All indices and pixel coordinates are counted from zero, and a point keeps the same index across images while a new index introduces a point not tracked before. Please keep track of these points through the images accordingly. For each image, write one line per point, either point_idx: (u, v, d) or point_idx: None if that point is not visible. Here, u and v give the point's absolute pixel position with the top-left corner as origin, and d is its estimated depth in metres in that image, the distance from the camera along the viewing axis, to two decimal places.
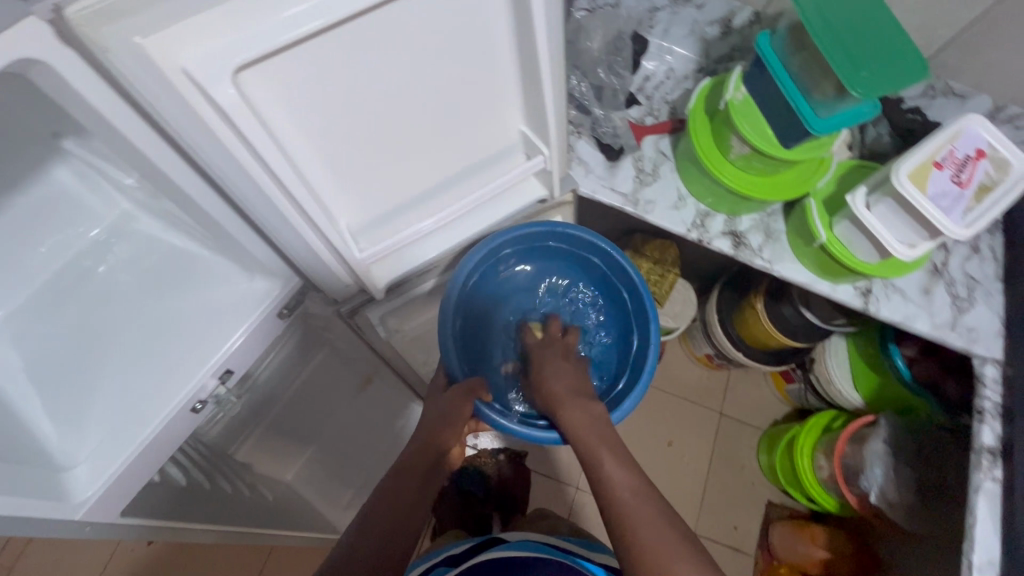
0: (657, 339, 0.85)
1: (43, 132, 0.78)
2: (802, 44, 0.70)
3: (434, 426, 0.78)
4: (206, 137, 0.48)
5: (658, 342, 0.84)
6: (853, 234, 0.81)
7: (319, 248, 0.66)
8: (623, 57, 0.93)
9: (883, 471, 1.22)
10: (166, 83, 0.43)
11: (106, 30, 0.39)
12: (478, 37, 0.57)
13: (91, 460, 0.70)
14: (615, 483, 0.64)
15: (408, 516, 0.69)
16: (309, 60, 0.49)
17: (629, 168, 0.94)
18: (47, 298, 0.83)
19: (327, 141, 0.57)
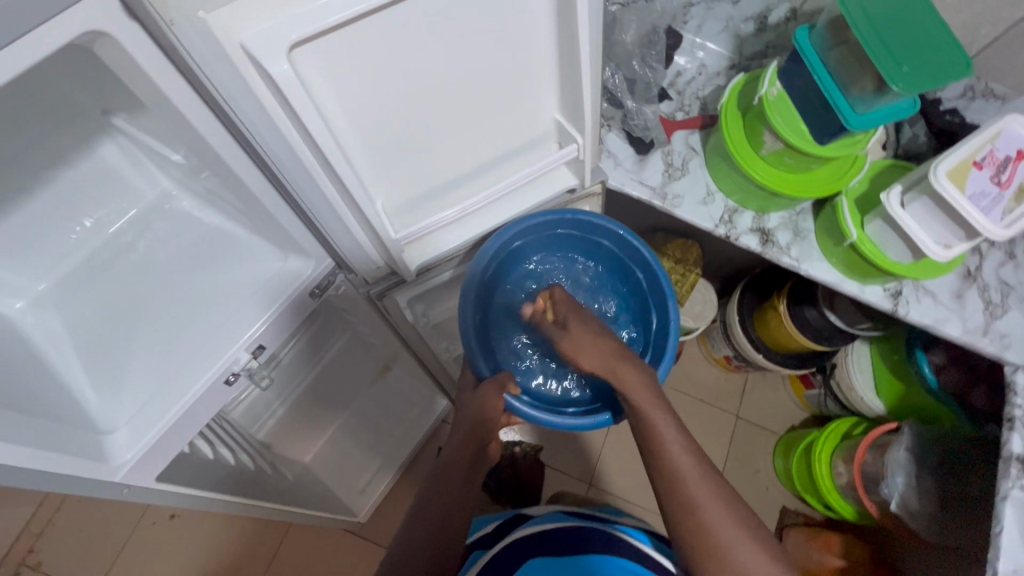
0: (674, 316, 0.81)
1: (95, 110, 0.80)
2: (842, 38, 0.69)
3: (474, 423, 0.79)
4: (256, 109, 0.50)
5: (676, 318, 0.81)
6: (885, 234, 0.80)
7: (354, 228, 0.67)
8: (657, 51, 0.93)
9: (905, 479, 1.21)
10: (222, 54, 0.45)
11: (173, 3, 0.41)
12: (520, 21, 0.58)
13: (126, 425, 0.72)
14: (676, 464, 0.64)
15: (450, 514, 0.72)
16: (360, 39, 0.51)
17: (658, 163, 0.94)
18: (89, 271, 0.86)
19: (368, 120, 0.59)
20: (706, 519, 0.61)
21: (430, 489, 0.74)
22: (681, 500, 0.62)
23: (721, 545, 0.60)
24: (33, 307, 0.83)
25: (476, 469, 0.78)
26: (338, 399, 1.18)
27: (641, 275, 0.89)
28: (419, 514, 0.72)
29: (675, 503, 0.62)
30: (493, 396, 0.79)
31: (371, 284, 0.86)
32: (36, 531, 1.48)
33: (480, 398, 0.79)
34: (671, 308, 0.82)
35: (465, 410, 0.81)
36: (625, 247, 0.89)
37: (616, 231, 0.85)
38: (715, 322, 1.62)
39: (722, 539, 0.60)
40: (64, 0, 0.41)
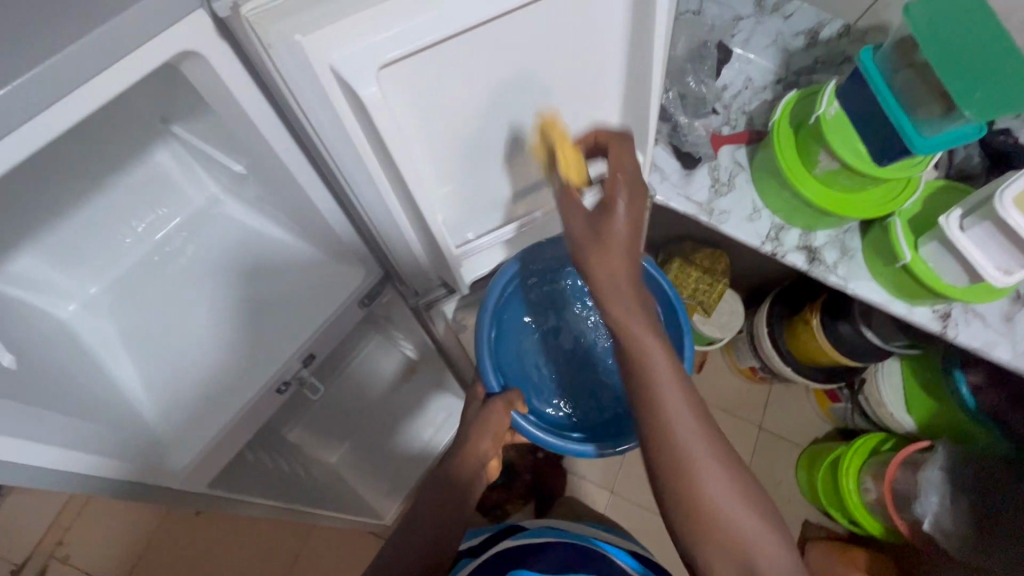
0: (687, 355, 0.79)
1: (153, 117, 0.81)
2: (909, 60, 0.69)
3: (472, 436, 0.79)
4: (334, 126, 0.51)
5: (689, 357, 0.79)
6: (941, 256, 0.79)
7: (414, 240, 0.69)
8: (708, 65, 0.92)
9: (939, 498, 1.19)
10: (312, 76, 0.45)
11: (274, 29, 0.42)
12: (592, 41, 0.58)
13: (186, 432, 0.75)
14: (675, 427, 0.55)
15: (444, 529, 0.71)
16: (440, 59, 0.51)
17: (704, 177, 0.94)
18: (138, 275, 0.87)
19: (439, 137, 0.59)
20: (705, 488, 0.54)
21: (425, 497, 0.74)
22: (681, 466, 0.55)
23: (724, 518, 0.54)
24: (85, 309, 0.85)
25: (473, 480, 0.77)
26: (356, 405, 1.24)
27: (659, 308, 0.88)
28: (414, 523, 0.71)
29: (672, 468, 0.55)
30: (499, 413, 0.82)
31: (420, 295, 0.87)
32: (58, 530, 1.47)
33: (483, 417, 0.81)
34: (685, 346, 0.80)
35: (467, 424, 0.82)
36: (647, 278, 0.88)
37: (637, 261, 0.85)
38: (742, 333, 1.59)
39: (722, 511, 0.54)
40: (161, 26, 0.42)
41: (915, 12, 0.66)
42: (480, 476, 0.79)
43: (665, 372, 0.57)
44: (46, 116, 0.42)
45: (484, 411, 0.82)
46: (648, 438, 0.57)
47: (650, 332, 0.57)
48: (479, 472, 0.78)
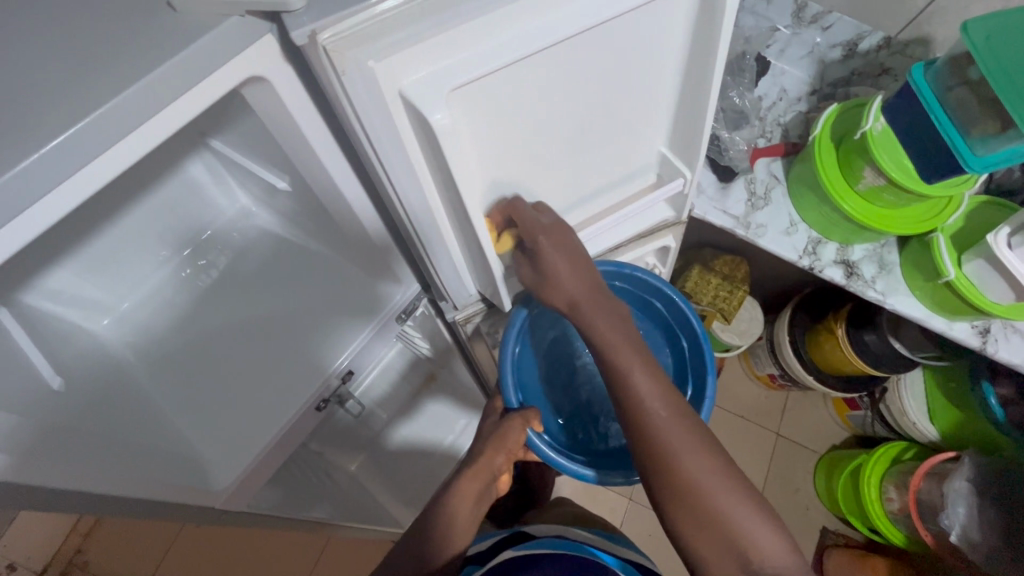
0: (711, 395, 0.78)
1: (192, 133, 0.81)
2: (964, 78, 0.68)
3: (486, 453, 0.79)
4: (396, 150, 0.50)
5: (712, 398, 0.77)
6: (984, 273, 0.79)
7: (460, 257, 0.68)
8: (748, 77, 0.92)
9: (966, 510, 1.15)
10: (381, 102, 0.44)
11: (350, 55, 0.41)
12: (650, 59, 0.58)
13: (223, 451, 0.73)
14: (680, 460, 0.56)
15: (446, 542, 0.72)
16: (504, 81, 0.50)
17: (741, 190, 0.93)
18: (174, 287, 0.89)
19: (494, 157, 0.58)
20: (751, 549, 0.53)
21: (435, 509, 0.75)
22: (717, 524, 0.54)
23: (773, 571, 0.52)
24: (118, 324, 0.85)
25: (480, 494, 0.77)
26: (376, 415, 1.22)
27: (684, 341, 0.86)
28: (418, 535, 0.72)
29: (713, 529, 0.54)
30: (516, 430, 0.80)
31: (457, 310, 0.85)
32: (74, 538, 1.45)
33: (500, 432, 0.80)
34: (708, 385, 0.78)
35: (484, 438, 0.82)
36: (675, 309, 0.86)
37: (667, 291, 0.84)
38: (761, 340, 1.56)
39: (772, 565, 0.52)
40: (226, 57, 0.42)
41: (973, 29, 0.65)
42: (489, 488, 0.79)
43: (681, 432, 0.57)
44: (114, 149, 0.43)
45: (501, 425, 0.81)
46: (679, 506, 0.55)
47: (658, 395, 0.59)
48: (489, 483, 0.78)
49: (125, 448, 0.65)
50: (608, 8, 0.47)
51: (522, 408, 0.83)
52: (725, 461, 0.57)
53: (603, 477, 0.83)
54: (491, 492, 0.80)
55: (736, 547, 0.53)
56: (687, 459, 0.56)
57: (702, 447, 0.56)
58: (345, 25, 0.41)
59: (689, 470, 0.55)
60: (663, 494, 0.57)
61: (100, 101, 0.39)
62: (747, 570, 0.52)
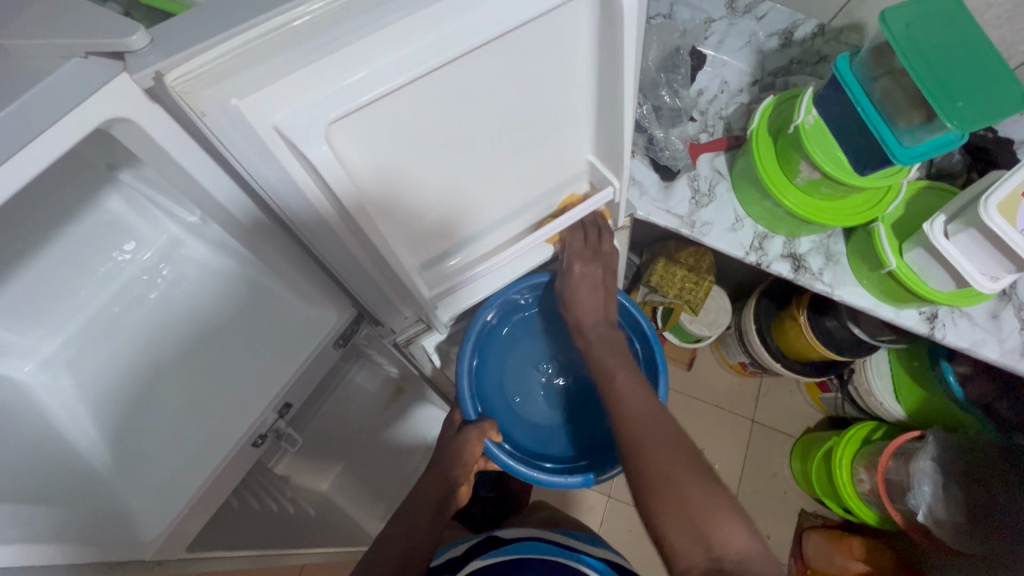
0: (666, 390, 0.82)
1: (100, 164, 0.77)
2: (888, 68, 0.67)
3: (443, 466, 0.77)
4: (288, 186, 0.48)
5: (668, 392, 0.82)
6: (925, 261, 0.78)
7: (380, 280, 0.65)
8: (682, 73, 0.90)
9: (932, 489, 1.11)
10: (254, 138, 0.42)
11: (205, 95, 0.38)
12: (556, 70, 0.56)
13: (154, 502, 0.70)
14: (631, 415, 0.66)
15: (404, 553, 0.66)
16: (397, 106, 0.48)
17: (684, 189, 0.91)
18: (99, 326, 0.84)
19: (405, 180, 0.55)
20: (694, 509, 0.55)
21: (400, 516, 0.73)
22: (691, 520, 0.54)
23: (741, 565, 0.51)
24: (43, 369, 0.81)
25: (440, 503, 0.76)
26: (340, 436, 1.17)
27: (639, 344, 0.90)
28: (379, 545, 0.70)
29: (683, 522, 0.54)
30: (472, 441, 0.78)
31: (397, 333, 0.83)
32: None
33: (458, 444, 0.79)
34: (663, 382, 0.83)
35: (442, 450, 0.80)
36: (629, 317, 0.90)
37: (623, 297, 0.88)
38: (730, 329, 1.54)
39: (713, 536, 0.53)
40: (66, 102, 0.39)
41: (891, 19, 0.64)
42: (451, 499, 0.77)
43: (665, 439, 0.62)
44: None
45: (458, 438, 0.79)
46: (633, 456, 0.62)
47: (649, 409, 0.66)
48: (449, 495, 0.76)
49: (33, 509, 0.61)
50: (482, 25, 0.44)
51: (480, 420, 0.82)
52: (703, 469, 0.58)
53: (567, 480, 0.82)
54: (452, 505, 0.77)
55: (708, 542, 0.53)
56: (667, 461, 0.59)
57: (684, 454, 0.60)
58: (193, 64, 0.38)
59: (638, 424, 0.65)
60: (646, 493, 0.59)
61: None
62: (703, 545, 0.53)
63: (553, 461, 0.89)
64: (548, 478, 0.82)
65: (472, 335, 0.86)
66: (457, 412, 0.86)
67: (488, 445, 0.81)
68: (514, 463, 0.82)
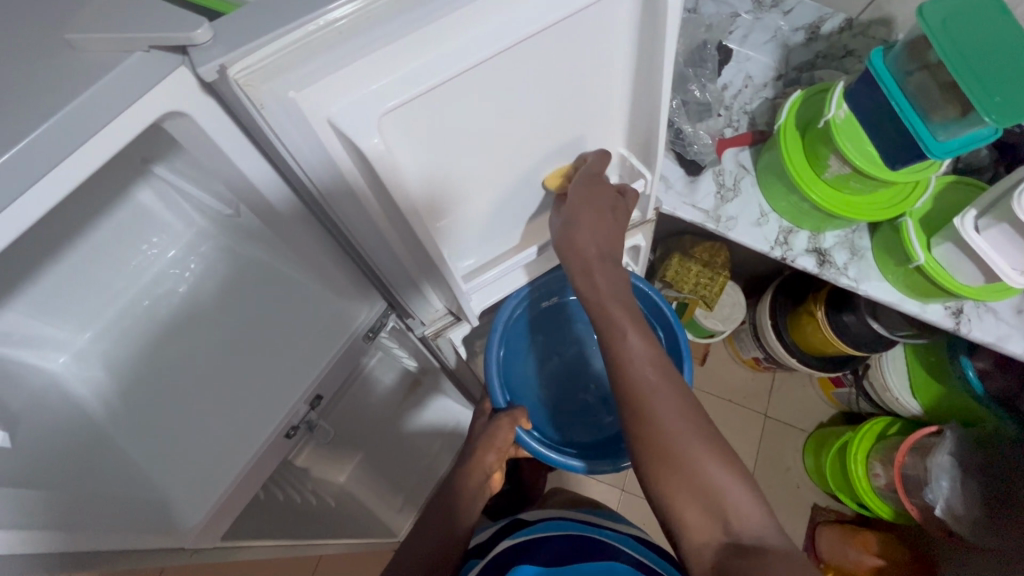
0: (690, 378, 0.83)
1: (135, 159, 0.78)
2: (923, 62, 0.67)
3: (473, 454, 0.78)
4: (336, 181, 0.49)
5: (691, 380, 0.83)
6: (954, 256, 0.78)
7: (413, 272, 0.66)
8: (709, 67, 0.90)
9: (950, 483, 1.12)
10: (308, 130, 0.42)
11: (266, 88, 0.39)
12: (596, 64, 0.56)
13: (190, 491, 0.71)
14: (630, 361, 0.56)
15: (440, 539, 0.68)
16: (443, 98, 0.48)
17: (709, 184, 0.91)
18: (130, 318, 0.86)
19: (445, 171, 0.56)
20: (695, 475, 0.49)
21: (437, 504, 0.74)
22: (691, 487, 0.49)
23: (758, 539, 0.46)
24: (77, 360, 0.82)
25: (477, 492, 0.76)
26: (358, 428, 1.18)
27: (662, 332, 0.90)
28: (419, 534, 0.70)
29: (684, 487, 0.49)
30: (505, 428, 0.80)
31: (426, 324, 0.84)
32: None
33: (490, 430, 0.80)
34: (687, 369, 0.84)
35: (474, 439, 0.81)
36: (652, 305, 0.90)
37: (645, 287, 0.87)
38: (744, 324, 1.54)
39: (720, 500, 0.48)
40: (129, 95, 0.40)
41: (928, 13, 0.64)
42: (485, 488, 0.77)
43: (673, 402, 0.53)
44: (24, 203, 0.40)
45: (490, 426, 0.81)
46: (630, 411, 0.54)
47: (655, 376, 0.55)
48: (483, 483, 0.76)
49: (77, 498, 0.62)
50: (525, 21, 0.45)
51: (510, 408, 0.84)
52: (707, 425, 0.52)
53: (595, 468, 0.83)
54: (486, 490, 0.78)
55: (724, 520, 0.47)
56: (677, 434, 0.51)
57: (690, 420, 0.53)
58: (255, 56, 0.38)
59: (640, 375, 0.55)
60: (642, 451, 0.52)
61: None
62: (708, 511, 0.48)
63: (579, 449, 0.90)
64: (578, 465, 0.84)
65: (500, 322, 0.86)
66: (486, 402, 0.88)
67: (519, 434, 0.83)
68: (544, 451, 0.84)
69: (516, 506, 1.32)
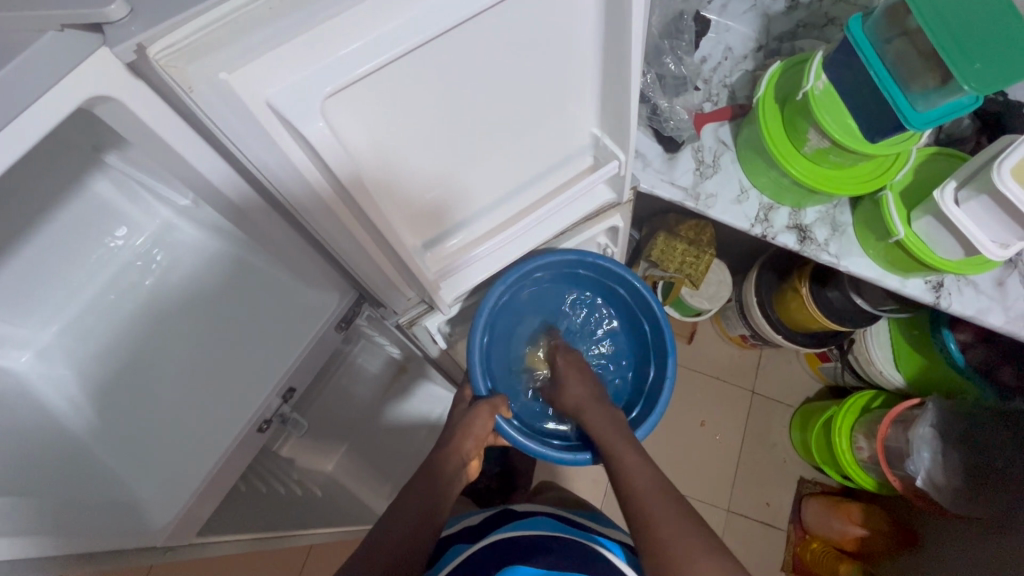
0: (673, 374, 0.83)
1: (85, 148, 0.74)
2: (902, 28, 0.64)
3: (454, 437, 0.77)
4: (284, 168, 0.46)
5: (674, 376, 0.83)
6: (934, 229, 0.77)
7: (379, 261, 0.63)
8: (686, 39, 0.87)
9: (931, 454, 1.13)
10: (246, 116, 0.40)
11: (193, 68, 0.36)
12: (560, 39, 0.53)
13: (161, 491, 0.70)
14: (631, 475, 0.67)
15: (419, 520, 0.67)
16: (395, 79, 0.45)
17: (688, 161, 0.89)
18: (94, 314, 0.83)
19: (405, 155, 0.53)
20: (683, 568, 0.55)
21: (412, 486, 0.72)
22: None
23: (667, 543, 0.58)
24: (40, 359, 0.80)
25: (454, 477, 0.75)
26: (341, 416, 1.17)
27: (647, 327, 0.90)
28: (394, 514, 0.69)
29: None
30: (483, 416, 0.79)
31: (399, 314, 0.82)
32: None
33: (467, 418, 0.80)
34: (671, 365, 0.84)
35: (451, 426, 0.80)
36: (638, 298, 0.90)
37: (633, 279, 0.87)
38: (730, 302, 1.53)
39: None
40: (44, 80, 0.36)
41: None
42: (462, 474, 0.77)
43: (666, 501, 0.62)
44: None
45: (468, 414, 0.80)
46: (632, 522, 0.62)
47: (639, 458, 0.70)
48: (461, 469, 0.76)
49: (38, 502, 0.60)
50: None
51: (490, 395, 0.84)
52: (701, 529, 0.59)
53: (576, 457, 0.83)
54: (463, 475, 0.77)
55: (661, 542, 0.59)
56: (650, 499, 0.63)
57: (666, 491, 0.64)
58: (176, 35, 0.35)
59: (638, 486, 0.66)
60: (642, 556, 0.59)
61: None
62: None
63: (560, 438, 0.90)
64: (558, 454, 0.83)
65: (484, 311, 0.82)
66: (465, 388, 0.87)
67: (499, 423, 0.83)
68: (523, 439, 0.83)
69: (505, 489, 1.32)
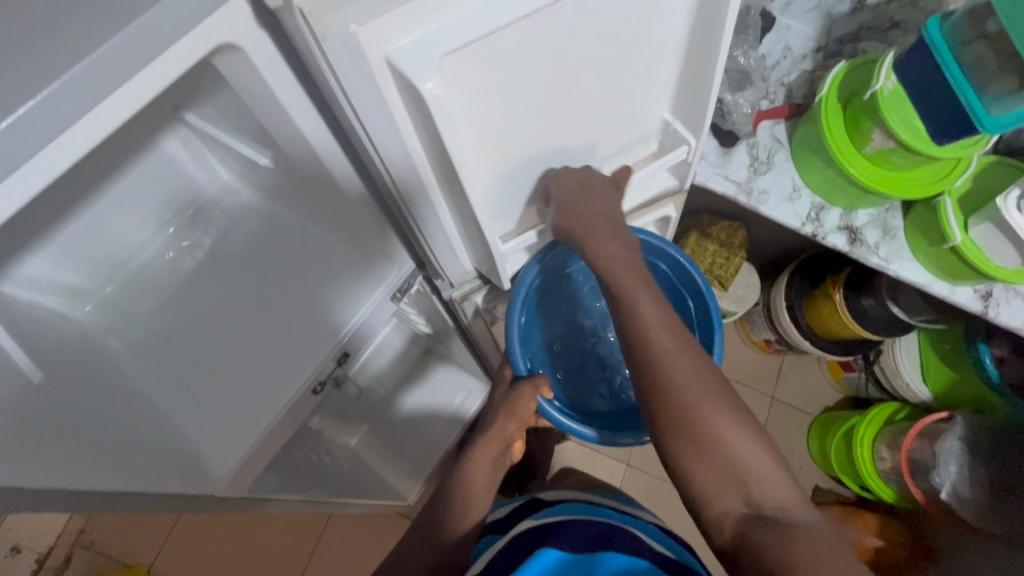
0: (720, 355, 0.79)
1: (165, 105, 0.75)
2: (982, 32, 0.65)
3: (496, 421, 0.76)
4: (386, 123, 0.47)
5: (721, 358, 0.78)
6: (991, 236, 0.77)
7: (448, 226, 0.64)
8: (751, 35, 0.87)
9: (958, 468, 1.12)
10: (366, 69, 0.41)
11: (330, 20, 0.38)
12: (655, 22, 0.54)
13: (217, 442, 0.72)
14: (669, 362, 0.54)
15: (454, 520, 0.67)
16: (499, 44, 0.46)
17: (743, 156, 0.90)
18: (153, 270, 0.85)
19: (488, 126, 0.55)
20: (747, 477, 0.50)
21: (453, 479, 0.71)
22: (727, 471, 0.50)
23: (782, 512, 0.48)
24: (101, 310, 0.82)
25: (496, 463, 0.74)
26: (372, 392, 1.18)
27: (691, 304, 0.86)
28: (431, 515, 0.69)
29: (726, 475, 0.50)
30: (527, 397, 0.78)
31: (454, 287, 0.85)
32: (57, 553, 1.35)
33: (510, 402, 0.78)
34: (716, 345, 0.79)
35: (495, 406, 0.80)
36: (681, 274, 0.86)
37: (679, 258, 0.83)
38: (757, 306, 1.52)
39: (765, 491, 0.49)
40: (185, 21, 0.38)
41: None
42: (504, 457, 0.76)
43: (713, 399, 0.53)
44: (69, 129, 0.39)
45: (512, 394, 0.79)
46: (671, 425, 0.53)
47: (686, 360, 0.55)
48: (503, 452, 0.75)
49: (106, 439, 0.62)
50: None
51: (531, 376, 0.83)
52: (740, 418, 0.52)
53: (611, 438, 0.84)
54: (504, 458, 0.77)
55: (761, 512, 0.48)
56: (692, 389, 0.53)
57: (746, 426, 0.52)
58: None
59: (675, 377, 0.54)
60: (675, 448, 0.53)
61: (56, 72, 0.35)
62: (752, 503, 0.49)
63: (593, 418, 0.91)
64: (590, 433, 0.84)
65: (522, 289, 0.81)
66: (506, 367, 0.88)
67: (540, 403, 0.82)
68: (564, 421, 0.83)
69: (523, 476, 1.33)
